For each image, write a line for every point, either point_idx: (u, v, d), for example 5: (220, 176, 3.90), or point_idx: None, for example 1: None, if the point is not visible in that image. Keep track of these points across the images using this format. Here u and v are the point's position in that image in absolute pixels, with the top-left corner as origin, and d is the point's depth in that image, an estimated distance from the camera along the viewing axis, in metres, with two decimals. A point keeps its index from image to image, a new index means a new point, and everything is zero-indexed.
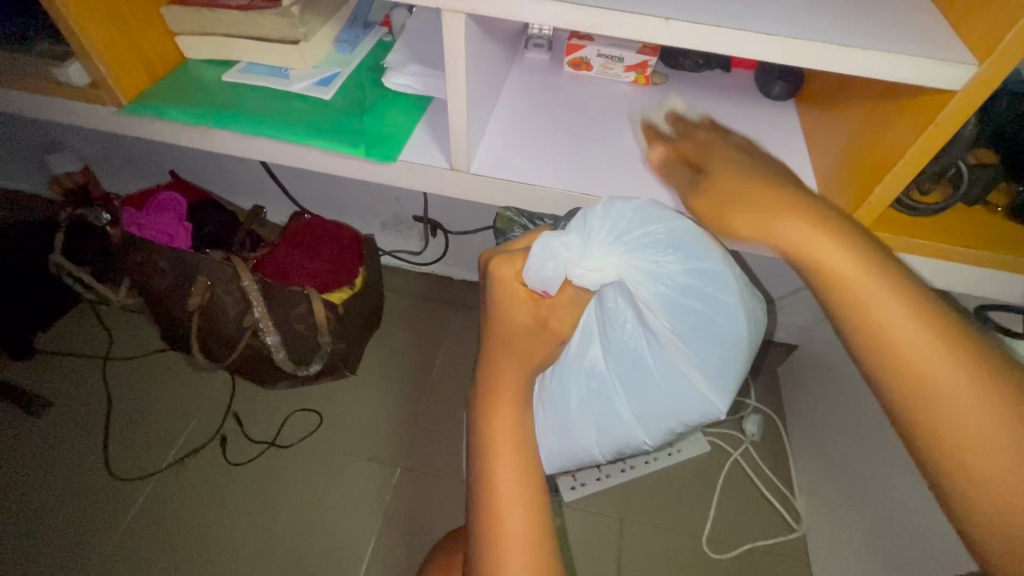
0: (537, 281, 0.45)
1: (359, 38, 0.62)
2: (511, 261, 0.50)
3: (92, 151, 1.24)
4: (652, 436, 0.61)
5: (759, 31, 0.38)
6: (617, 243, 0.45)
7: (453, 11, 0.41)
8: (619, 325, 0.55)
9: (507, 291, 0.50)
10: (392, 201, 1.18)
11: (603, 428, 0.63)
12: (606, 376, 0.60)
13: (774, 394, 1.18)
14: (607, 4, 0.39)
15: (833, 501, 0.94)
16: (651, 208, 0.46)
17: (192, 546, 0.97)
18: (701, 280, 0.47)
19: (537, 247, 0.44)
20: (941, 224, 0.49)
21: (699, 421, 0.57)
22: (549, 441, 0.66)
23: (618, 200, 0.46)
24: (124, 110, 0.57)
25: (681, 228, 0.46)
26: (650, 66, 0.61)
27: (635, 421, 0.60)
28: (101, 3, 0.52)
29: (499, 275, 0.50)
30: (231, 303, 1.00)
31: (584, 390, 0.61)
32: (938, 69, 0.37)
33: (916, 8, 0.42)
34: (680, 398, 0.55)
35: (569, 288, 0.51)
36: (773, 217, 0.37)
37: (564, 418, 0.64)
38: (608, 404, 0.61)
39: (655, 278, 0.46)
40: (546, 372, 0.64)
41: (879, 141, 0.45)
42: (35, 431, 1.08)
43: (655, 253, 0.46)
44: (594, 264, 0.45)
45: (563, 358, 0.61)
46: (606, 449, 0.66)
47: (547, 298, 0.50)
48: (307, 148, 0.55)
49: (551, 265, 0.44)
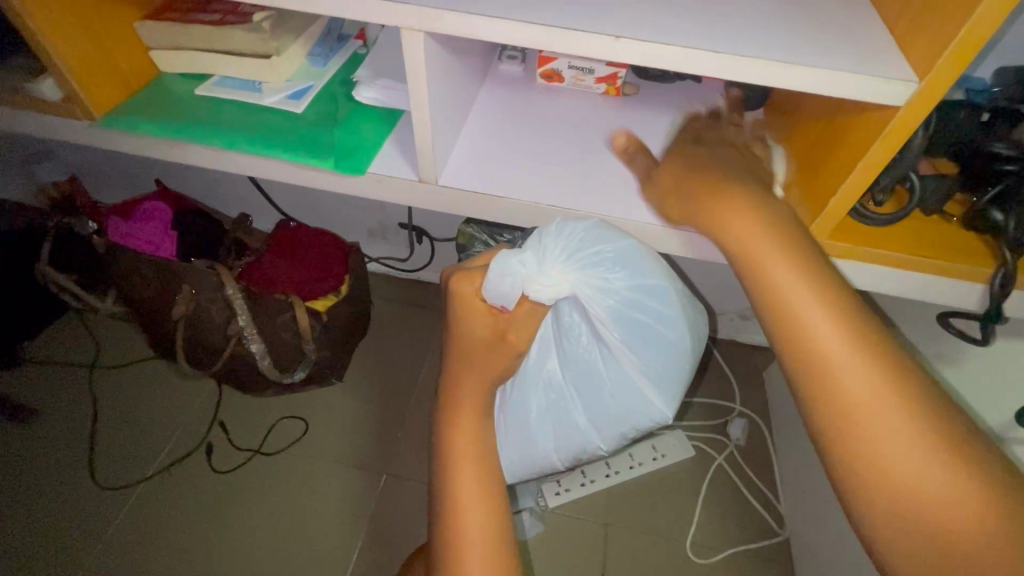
0: (495, 296, 0.49)
1: (332, 52, 0.64)
2: (470, 277, 0.52)
3: (80, 160, 1.25)
4: (605, 441, 0.66)
5: (705, 48, 0.39)
6: (568, 263, 0.50)
7: (411, 29, 0.42)
8: (575, 338, 0.59)
9: (468, 307, 0.52)
10: (377, 208, 1.19)
11: (560, 435, 0.67)
12: (563, 386, 0.63)
13: (759, 398, 1.19)
14: (560, 22, 0.40)
15: (815, 505, 0.94)
16: (601, 229, 0.51)
17: (176, 555, 0.97)
18: (643, 295, 0.53)
19: (495, 264, 0.48)
20: (898, 234, 0.50)
21: (647, 427, 0.62)
22: (509, 452, 0.69)
23: (570, 222, 0.51)
24: (97, 123, 0.58)
25: (628, 248, 0.51)
26: (620, 78, 0.62)
27: (589, 427, 0.64)
28: (73, 21, 0.54)
29: (458, 292, 0.51)
30: (217, 312, 1.01)
31: (543, 400, 0.65)
32: (881, 86, 0.38)
33: (863, 24, 0.43)
34: (631, 405, 0.60)
35: (526, 301, 0.51)
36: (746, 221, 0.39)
37: (523, 429, 0.67)
38: (565, 413, 0.64)
39: (605, 292, 0.51)
40: (507, 384, 0.66)
41: (832, 157, 0.46)
42: (19, 440, 1.08)
43: (606, 271, 0.51)
44: (550, 282, 0.49)
45: (524, 370, 0.64)
46: (564, 455, 0.70)
47: (506, 313, 0.52)
48: (277, 162, 0.56)
49: (508, 281, 0.48)
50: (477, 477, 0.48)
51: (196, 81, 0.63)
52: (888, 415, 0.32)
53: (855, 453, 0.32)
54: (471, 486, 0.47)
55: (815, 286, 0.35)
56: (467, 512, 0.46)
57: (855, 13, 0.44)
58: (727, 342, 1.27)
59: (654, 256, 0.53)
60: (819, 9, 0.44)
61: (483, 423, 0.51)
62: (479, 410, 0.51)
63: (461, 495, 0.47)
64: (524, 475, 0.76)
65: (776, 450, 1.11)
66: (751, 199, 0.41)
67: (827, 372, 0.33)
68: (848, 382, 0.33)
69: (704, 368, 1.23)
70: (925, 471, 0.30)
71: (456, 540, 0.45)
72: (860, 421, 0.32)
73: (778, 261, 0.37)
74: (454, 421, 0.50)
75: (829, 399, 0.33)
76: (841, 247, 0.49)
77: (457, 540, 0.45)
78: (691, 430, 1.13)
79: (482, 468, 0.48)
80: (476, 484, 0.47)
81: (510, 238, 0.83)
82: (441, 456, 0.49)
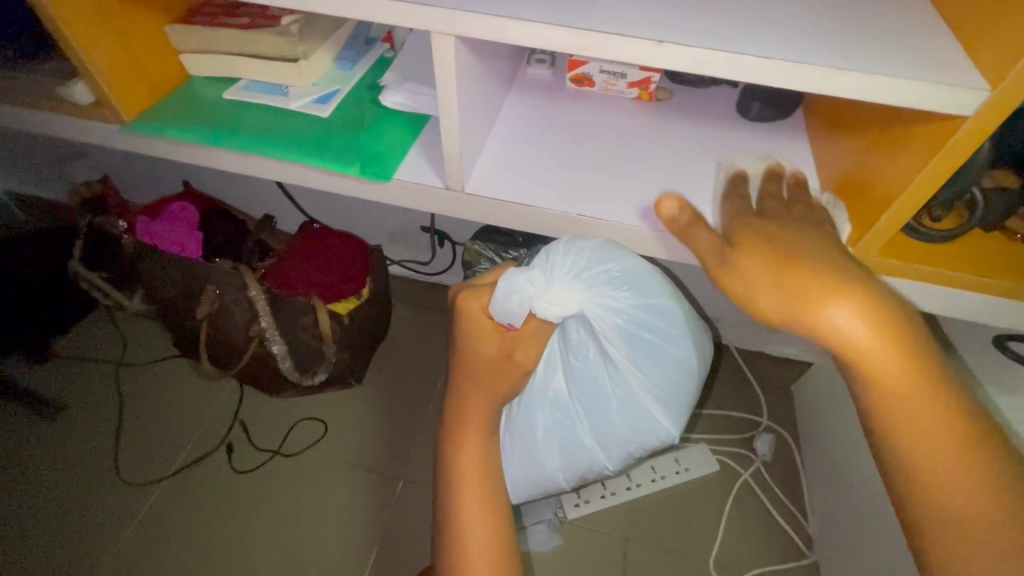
0: (502, 314, 0.47)
1: (359, 55, 0.63)
2: (479, 295, 0.51)
3: (112, 160, 1.27)
4: (611, 460, 0.66)
5: (750, 53, 0.37)
6: (574, 280, 0.49)
7: (441, 33, 0.41)
8: (583, 355, 0.59)
9: (473, 326, 0.50)
10: (399, 212, 1.18)
11: (567, 455, 0.66)
12: (569, 405, 0.63)
13: (787, 413, 1.15)
14: (596, 25, 0.38)
15: (846, 528, 0.90)
16: (608, 247, 0.51)
17: (193, 553, 0.97)
18: (648, 312, 0.53)
19: (502, 281, 0.47)
20: (953, 250, 0.47)
21: (652, 445, 0.63)
22: (516, 472, 0.68)
23: (578, 240, 0.51)
24: (126, 126, 0.58)
25: (637, 266, 0.52)
26: (654, 83, 0.60)
27: (596, 447, 0.65)
28: (105, 25, 0.54)
29: (469, 312, 0.50)
30: (239, 313, 1.01)
31: (550, 419, 0.65)
32: (947, 94, 0.35)
33: (922, 27, 0.40)
34: (638, 424, 0.61)
35: (534, 319, 0.50)
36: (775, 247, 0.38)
37: (530, 449, 0.66)
38: (572, 432, 0.64)
39: (611, 311, 0.51)
40: (513, 405, 0.66)
41: (887, 168, 0.43)
42: (47, 434, 1.10)
43: (613, 290, 0.51)
44: (556, 299, 0.48)
45: (530, 389, 0.64)
46: (569, 476, 0.70)
47: (513, 332, 0.50)
48: (302, 166, 0.55)
49: (515, 298, 0.46)
50: (481, 501, 0.46)
51: (225, 84, 0.63)
52: (965, 466, 0.31)
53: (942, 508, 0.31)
54: (476, 510, 0.46)
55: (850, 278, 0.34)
56: (471, 536, 0.45)
57: (912, 15, 0.41)
58: (754, 355, 1.23)
59: (659, 276, 0.55)
60: (873, 11, 0.41)
61: (489, 444, 0.50)
62: (484, 431, 0.50)
63: (465, 518, 0.45)
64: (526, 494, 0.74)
65: (805, 468, 1.07)
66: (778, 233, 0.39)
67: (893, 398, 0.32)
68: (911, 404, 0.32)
69: (731, 381, 1.19)
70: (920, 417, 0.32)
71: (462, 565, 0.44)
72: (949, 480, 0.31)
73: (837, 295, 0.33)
74: (460, 441, 0.49)
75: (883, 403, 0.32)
76: (894, 262, 0.46)
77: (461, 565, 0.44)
78: (715, 444, 1.10)
79: (486, 491, 0.47)
80: (480, 507, 0.46)
81: (514, 255, 0.84)
82: (445, 475, 0.48)
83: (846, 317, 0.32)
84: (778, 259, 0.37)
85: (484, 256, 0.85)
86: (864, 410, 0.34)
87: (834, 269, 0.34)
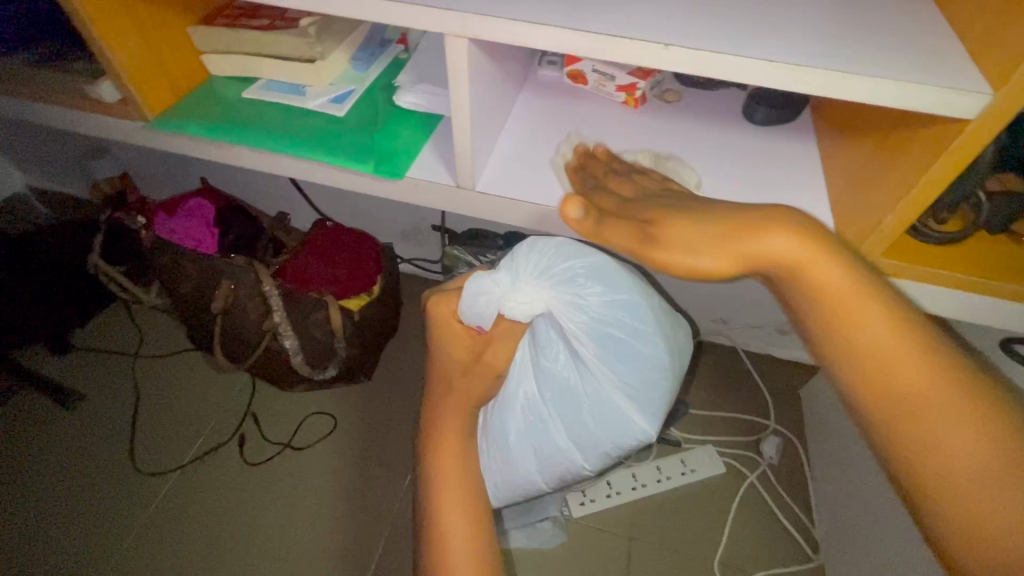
0: (471, 316, 0.52)
1: (375, 56, 0.64)
2: (448, 300, 0.56)
3: (132, 158, 1.30)
4: (589, 461, 0.70)
5: (756, 56, 0.38)
6: (541, 278, 0.55)
7: (456, 36, 0.42)
8: (553, 355, 0.65)
9: (445, 331, 0.56)
10: (410, 211, 1.19)
11: (542, 455, 0.70)
12: (541, 407, 0.68)
13: (795, 416, 1.15)
14: (606, 29, 0.39)
15: (853, 532, 0.90)
16: (572, 248, 0.59)
17: (205, 543, 0.99)
18: (614, 309, 0.61)
19: (468, 286, 0.52)
20: (959, 253, 0.47)
21: (629, 445, 0.69)
22: (493, 473, 0.72)
23: (543, 242, 0.58)
24: (149, 124, 0.60)
25: (600, 263, 0.60)
26: (639, 89, 0.60)
27: (571, 448, 0.69)
28: (131, 26, 0.56)
29: (438, 316, 0.56)
30: (253, 308, 1.03)
31: (523, 423, 0.69)
32: (952, 98, 0.36)
33: (930, 32, 0.41)
34: (611, 422, 0.67)
35: (503, 321, 0.54)
36: (700, 247, 0.38)
37: (506, 450, 0.71)
38: (545, 432, 0.69)
39: (579, 309, 0.58)
40: (489, 407, 0.71)
41: (891, 170, 0.43)
42: (65, 423, 1.13)
43: (580, 289, 0.58)
44: (523, 297, 0.52)
45: (505, 391, 0.68)
46: (549, 479, 0.73)
47: (483, 334, 0.54)
48: (317, 164, 0.57)
49: (482, 301, 0.51)
50: (462, 501, 0.47)
51: (244, 84, 0.65)
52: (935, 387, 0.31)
53: (905, 435, 0.31)
54: (455, 507, 0.47)
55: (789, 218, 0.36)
56: (455, 530, 0.46)
57: (919, 19, 0.42)
58: (762, 358, 1.23)
59: (622, 278, 0.62)
60: (880, 15, 0.42)
61: (468, 445, 0.51)
62: None
63: (445, 513, 0.47)
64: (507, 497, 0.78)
65: (813, 472, 1.06)
66: (693, 221, 0.39)
67: (857, 328, 0.33)
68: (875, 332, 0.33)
69: (738, 384, 1.19)
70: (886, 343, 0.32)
71: (444, 559, 0.45)
72: (923, 421, 0.31)
73: (779, 230, 0.35)
74: (462, 438, 0.50)
75: (848, 333, 0.33)
76: (898, 263, 0.46)
77: (443, 557, 0.45)
78: (721, 446, 1.10)
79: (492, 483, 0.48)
80: (460, 504, 0.47)
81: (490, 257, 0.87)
82: (429, 467, 0.49)
83: (787, 253, 0.34)
84: (693, 220, 0.39)
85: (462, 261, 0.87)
86: (825, 344, 0.34)
87: (744, 209, 0.38)
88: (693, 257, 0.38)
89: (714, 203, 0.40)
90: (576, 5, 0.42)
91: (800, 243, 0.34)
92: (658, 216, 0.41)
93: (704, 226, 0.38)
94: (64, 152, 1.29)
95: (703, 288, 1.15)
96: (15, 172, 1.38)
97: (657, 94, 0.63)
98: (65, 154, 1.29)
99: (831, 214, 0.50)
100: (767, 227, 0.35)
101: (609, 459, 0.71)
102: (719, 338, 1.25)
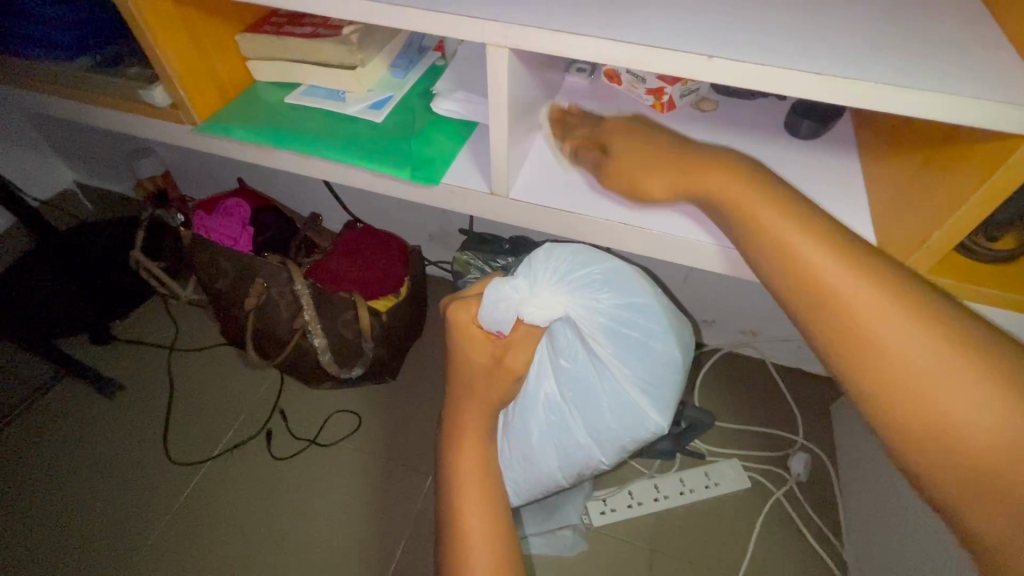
0: (491, 322, 0.52)
1: (413, 63, 0.65)
2: (467, 306, 0.54)
3: (174, 157, 1.35)
4: (607, 455, 0.72)
5: (803, 69, 0.37)
6: (557, 284, 0.56)
7: (497, 46, 0.43)
8: (571, 357, 0.65)
9: (464, 336, 0.53)
10: (438, 214, 1.21)
11: (563, 452, 0.73)
12: (561, 407, 0.69)
13: (825, 433, 1.11)
14: (648, 39, 0.39)
15: (883, 556, 0.87)
16: (586, 251, 0.58)
17: (232, 534, 1.02)
18: (630, 311, 0.61)
19: (489, 290, 0.52)
20: (1011, 271, 0.45)
21: (646, 437, 0.70)
22: (516, 472, 0.76)
23: (557, 249, 0.58)
24: (197, 127, 0.63)
25: (614, 267, 0.60)
26: (667, 93, 0.59)
27: (589, 443, 0.71)
28: (185, 34, 0.58)
29: (458, 321, 0.53)
30: (285, 306, 1.06)
31: (543, 421, 0.71)
32: (1007, 112, 0.35)
33: (986, 43, 0.39)
34: (629, 419, 0.68)
35: (522, 325, 0.53)
36: (642, 173, 0.47)
37: (527, 449, 0.74)
38: (565, 431, 0.71)
39: (595, 312, 0.58)
40: (510, 409, 0.73)
41: (939, 186, 0.42)
42: (105, 411, 1.18)
43: (594, 293, 0.58)
44: (540, 304, 0.52)
45: (524, 392, 0.70)
46: (568, 473, 0.76)
47: (502, 338, 0.53)
48: (355, 168, 0.58)
49: (501, 307, 0.51)
50: (482, 505, 0.48)
51: (287, 89, 0.67)
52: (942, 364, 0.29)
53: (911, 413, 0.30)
54: (474, 512, 0.47)
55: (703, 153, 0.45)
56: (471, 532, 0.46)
57: (973, 30, 0.40)
58: (791, 372, 1.20)
59: (635, 279, 0.62)
60: (932, 26, 0.41)
61: (487, 449, 0.51)
62: None
63: (467, 519, 0.46)
64: (529, 495, 0.81)
65: (843, 490, 1.03)
66: (640, 148, 0.48)
67: (826, 287, 0.33)
68: (843, 284, 0.33)
69: (766, 397, 1.17)
70: (866, 307, 0.32)
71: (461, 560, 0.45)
72: (934, 405, 0.29)
73: (724, 176, 0.42)
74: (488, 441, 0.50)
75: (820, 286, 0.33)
76: (946, 280, 0.44)
77: (463, 559, 0.45)
78: (747, 460, 1.08)
79: None
80: (480, 505, 0.47)
81: (503, 264, 0.91)
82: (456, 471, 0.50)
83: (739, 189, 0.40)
84: (650, 150, 0.48)
85: (473, 266, 0.92)
86: (793, 298, 0.35)
87: (691, 146, 0.46)
88: (648, 185, 0.47)
89: (656, 133, 0.49)
90: (618, 17, 0.42)
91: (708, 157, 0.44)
92: (612, 149, 0.50)
93: (649, 151, 0.48)
94: (112, 151, 1.35)
95: (732, 300, 1.13)
96: (66, 170, 1.44)
97: (692, 102, 0.62)
98: (113, 153, 1.35)
99: (877, 229, 0.49)
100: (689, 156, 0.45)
101: (627, 452, 0.73)
102: (748, 350, 1.22)
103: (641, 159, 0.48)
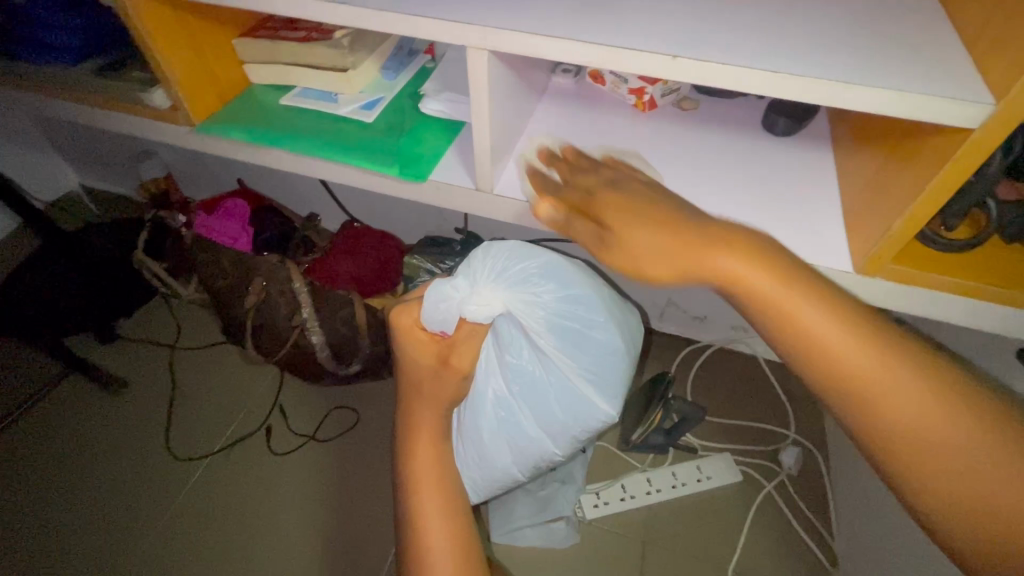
0: (434, 322, 0.56)
1: (402, 65, 0.68)
2: (410, 310, 0.59)
3: (177, 159, 1.38)
4: (559, 447, 0.75)
5: (760, 70, 0.39)
6: (496, 281, 0.59)
7: (477, 48, 0.45)
8: (517, 351, 0.69)
9: (409, 337, 0.58)
10: (434, 213, 1.23)
11: (516, 447, 0.75)
12: (510, 401, 0.72)
13: (817, 429, 1.13)
14: (619, 41, 0.42)
15: (871, 547, 0.88)
16: (520, 249, 0.63)
17: (233, 528, 1.04)
18: (568, 302, 0.66)
19: (432, 291, 0.55)
20: (970, 260, 0.47)
21: (595, 427, 0.73)
22: (470, 470, 0.77)
23: (495, 248, 0.61)
24: (195, 128, 0.65)
25: (550, 264, 0.64)
26: (648, 93, 0.61)
27: (541, 436, 0.74)
28: (183, 37, 0.61)
29: (401, 324, 0.58)
30: (284, 304, 1.08)
31: (494, 419, 0.73)
32: (953, 108, 0.37)
33: (940, 44, 0.41)
34: (578, 407, 0.71)
35: (467, 323, 0.57)
36: (637, 245, 0.43)
37: (482, 447, 0.76)
38: (517, 425, 0.73)
39: (535, 305, 0.62)
40: (462, 407, 0.76)
41: (900, 176, 0.44)
42: (109, 409, 1.20)
43: (535, 287, 0.62)
44: (482, 300, 0.56)
45: (475, 391, 0.73)
46: (523, 468, 0.78)
47: (447, 338, 0.57)
48: (346, 166, 0.61)
49: (444, 305, 0.55)
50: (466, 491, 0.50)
51: (281, 91, 0.69)
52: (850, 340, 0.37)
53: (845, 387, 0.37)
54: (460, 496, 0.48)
55: (669, 221, 0.43)
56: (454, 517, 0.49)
57: (928, 30, 0.43)
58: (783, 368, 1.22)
59: (572, 274, 0.66)
60: (890, 26, 0.43)
61: (441, 445, 0.55)
62: None
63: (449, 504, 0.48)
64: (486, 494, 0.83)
65: (833, 484, 1.05)
66: (638, 216, 0.44)
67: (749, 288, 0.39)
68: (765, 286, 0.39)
69: (759, 393, 1.18)
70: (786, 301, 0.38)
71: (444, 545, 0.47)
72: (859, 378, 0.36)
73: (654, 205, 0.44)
74: None
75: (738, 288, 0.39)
76: (910, 269, 0.46)
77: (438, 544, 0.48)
78: (739, 454, 1.10)
79: None
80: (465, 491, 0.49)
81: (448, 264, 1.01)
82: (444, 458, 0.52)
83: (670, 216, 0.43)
84: (645, 212, 0.44)
85: (422, 268, 1.03)
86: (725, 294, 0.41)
87: (689, 215, 0.43)
88: (648, 267, 0.43)
89: (642, 188, 0.47)
90: (591, 20, 0.44)
91: (668, 228, 0.43)
92: (610, 219, 0.45)
93: (644, 214, 0.44)
94: (115, 153, 1.37)
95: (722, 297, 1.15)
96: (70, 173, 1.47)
97: (674, 101, 0.64)
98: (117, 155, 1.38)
99: (848, 221, 0.51)
100: (662, 225, 0.43)
101: (580, 442, 0.76)
102: (740, 346, 1.24)
103: (638, 229, 0.44)
